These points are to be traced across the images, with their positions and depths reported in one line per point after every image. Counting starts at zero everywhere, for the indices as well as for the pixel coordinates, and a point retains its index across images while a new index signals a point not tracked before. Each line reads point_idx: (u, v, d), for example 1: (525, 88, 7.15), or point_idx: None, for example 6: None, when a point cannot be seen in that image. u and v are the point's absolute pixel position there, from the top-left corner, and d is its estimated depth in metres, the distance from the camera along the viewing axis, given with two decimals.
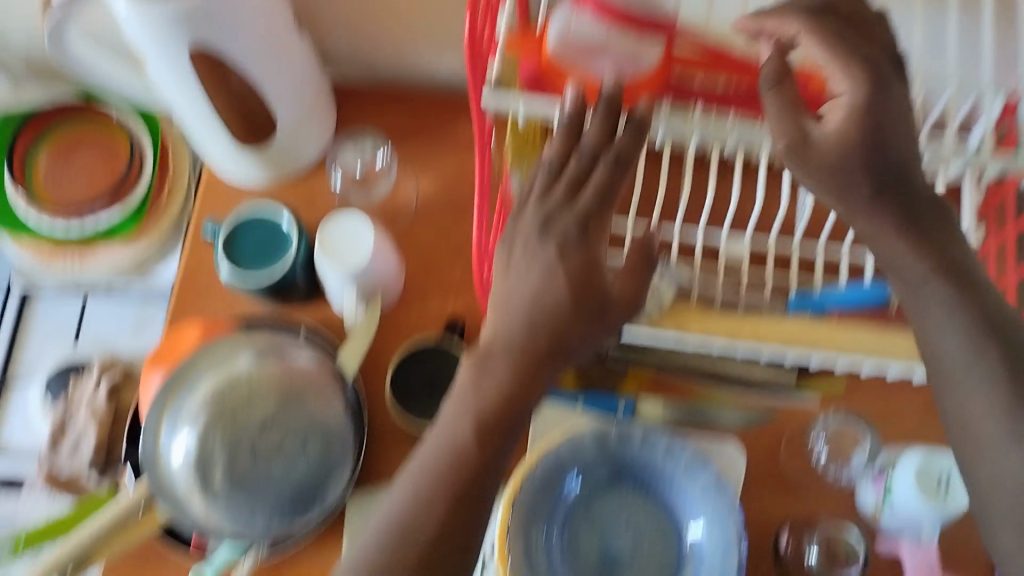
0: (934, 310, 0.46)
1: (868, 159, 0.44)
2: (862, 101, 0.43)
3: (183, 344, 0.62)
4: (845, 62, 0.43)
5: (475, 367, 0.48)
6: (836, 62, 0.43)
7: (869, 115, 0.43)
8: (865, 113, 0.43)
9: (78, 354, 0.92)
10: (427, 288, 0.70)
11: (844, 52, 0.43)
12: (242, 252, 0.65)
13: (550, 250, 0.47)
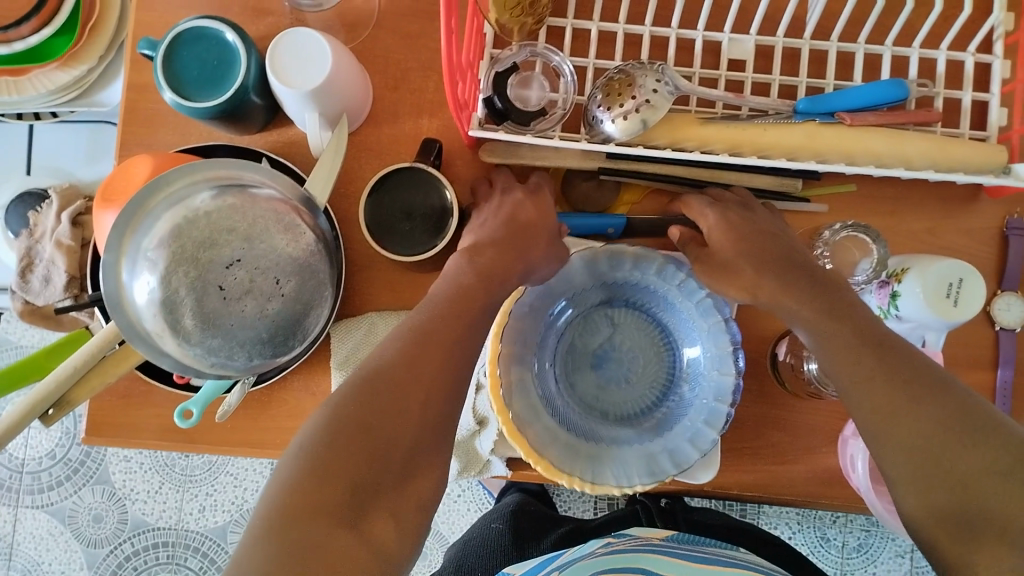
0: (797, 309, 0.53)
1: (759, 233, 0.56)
2: (722, 218, 0.56)
3: (133, 179, 0.56)
4: (708, 206, 0.57)
5: (466, 257, 0.55)
6: (701, 207, 0.57)
7: (743, 223, 0.56)
8: (733, 215, 0.56)
9: (34, 184, 0.86)
10: (398, 102, 0.64)
11: (701, 205, 0.57)
12: (185, 69, 0.58)
13: (498, 213, 0.57)
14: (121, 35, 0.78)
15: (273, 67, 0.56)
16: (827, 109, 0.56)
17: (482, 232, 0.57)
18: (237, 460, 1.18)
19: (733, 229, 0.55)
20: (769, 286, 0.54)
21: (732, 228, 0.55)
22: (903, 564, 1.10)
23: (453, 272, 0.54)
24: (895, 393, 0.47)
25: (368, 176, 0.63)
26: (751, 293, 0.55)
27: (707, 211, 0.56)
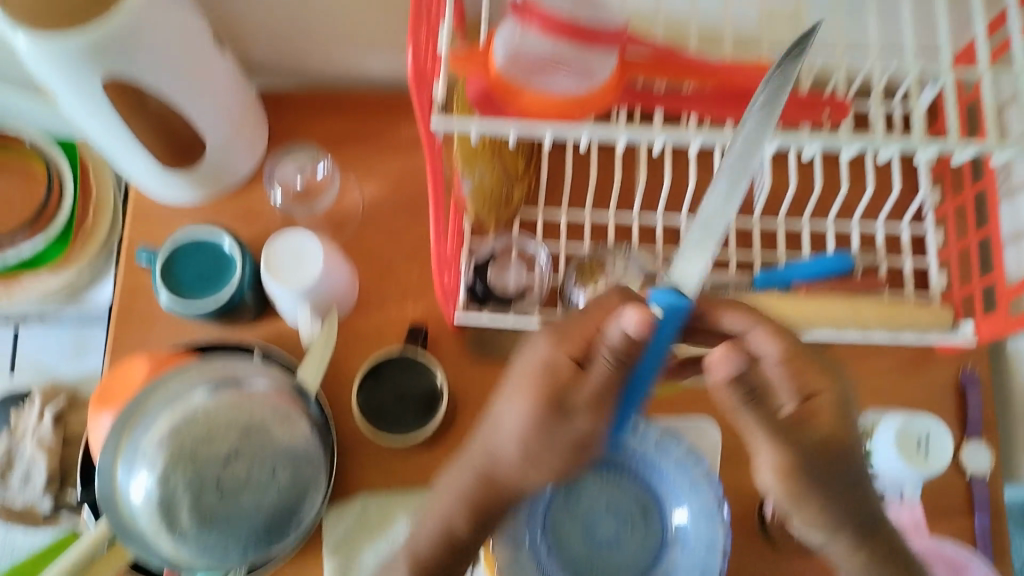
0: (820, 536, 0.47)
1: (826, 446, 0.42)
2: (797, 382, 0.41)
3: (132, 380, 0.58)
4: (779, 333, 0.41)
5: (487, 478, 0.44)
6: (791, 352, 0.41)
7: (843, 409, 0.42)
8: (832, 384, 0.42)
9: (16, 385, 0.84)
10: (384, 292, 0.67)
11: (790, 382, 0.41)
12: (182, 274, 0.62)
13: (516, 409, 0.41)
14: (114, 238, 0.81)
15: (268, 268, 0.60)
16: (785, 281, 0.60)
17: (504, 431, 0.42)
18: None
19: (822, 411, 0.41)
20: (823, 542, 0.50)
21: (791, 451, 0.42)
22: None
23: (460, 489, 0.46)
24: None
25: (356, 362, 0.65)
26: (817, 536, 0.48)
27: (792, 395, 0.41)
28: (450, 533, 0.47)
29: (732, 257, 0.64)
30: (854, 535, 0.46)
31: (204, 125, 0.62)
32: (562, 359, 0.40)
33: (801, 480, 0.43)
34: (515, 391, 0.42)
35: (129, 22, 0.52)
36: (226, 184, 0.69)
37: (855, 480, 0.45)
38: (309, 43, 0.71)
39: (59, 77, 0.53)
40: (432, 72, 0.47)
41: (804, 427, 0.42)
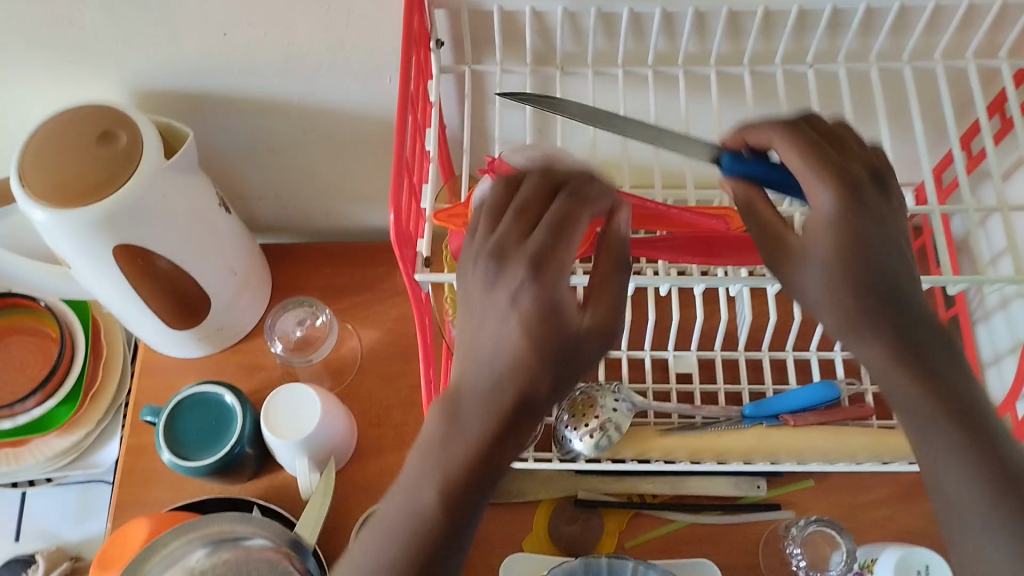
0: (915, 422, 0.40)
1: (862, 276, 0.39)
2: (841, 203, 0.39)
3: (132, 543, 0.59)
4: (824, 167, 0.39)
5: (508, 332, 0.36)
6: (814, 164, 0.39)
7: (858, 241, 0.39)
8: (857, 203, 0.39)
9: (20, 550, 0.84)
10: (381, 438, 0.69)
11: (820, 169, 0.39)
12: (184, 431, 0.64)
13: (502, 301, 0.37)
14: (121, 396, 0.84)
15: (268, 422, 0.62)
16: (771, 413, 0.62)
17: (473, 363, 0.37)
18: None
19: (844, 225, 0.39)
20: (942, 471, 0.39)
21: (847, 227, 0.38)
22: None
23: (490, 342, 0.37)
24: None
25: (355, 511, 0.66)
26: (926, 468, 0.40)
27: (827, 182, 0.39)
28: (428, 502, 0.37)
29: (721, 389, 0.66)
30: (955, 417, 0.39)
31: (211, 287, 0.65)
32: (561, 292, 0.37)
33: (880, 364, 0.40)
34: (495, 319, 0.37)
35: (146, 194, 0.55)
36: (229, 338, 0.71)
37: (945, 372, 0.40)
38: (308, 202, 0.75)
39: (75, 247, 0.55)
40: (414, 229, 0.48)
41: (842, 279, 0.39)
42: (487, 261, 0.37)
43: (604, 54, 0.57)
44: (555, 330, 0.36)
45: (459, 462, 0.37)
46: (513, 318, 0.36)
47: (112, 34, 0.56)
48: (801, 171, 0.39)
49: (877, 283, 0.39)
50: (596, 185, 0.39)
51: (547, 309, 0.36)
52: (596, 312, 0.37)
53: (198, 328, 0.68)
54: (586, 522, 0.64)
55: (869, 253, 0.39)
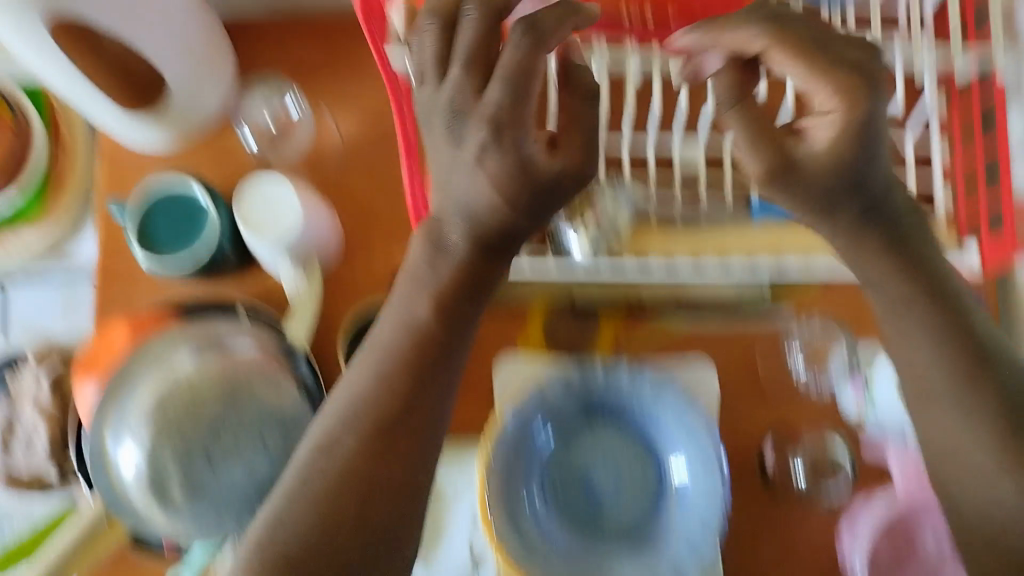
0: (878, 283, 0.46)
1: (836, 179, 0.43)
2: (851, 118, 0.41)
3: (114, 348, 0.57)
4: (821, 69, 0.41)
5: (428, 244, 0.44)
6: (816, 70, 0.41)
7: (859, 138, 0.41)
8: (823, 54, 0.42)
9: (11, 345, 0.83)
10: (369, 238, 0.65)
11: (829, 74, 0.41)
12: (155, 230, 0.61)
13: (469, 159, 0.39)
14: (90, 186, 0.78)
15: (245, 223, 0.58)
16: (782, 207, 0.58)
17: (456, 197, 0.41)
18: None
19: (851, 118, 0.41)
20: (910, 356, 0.46)
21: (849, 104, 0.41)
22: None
23: (416, 272, 0.44)
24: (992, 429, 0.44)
25: (345, 312, 0.64)
26: (914, 384, 0.47)
27: (807, 66, 0.41)
28: (417, 328, 0.44)
29: (728, 185, 0.61)
30: (932, 294, 0.45)
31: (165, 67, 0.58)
32: (535, 148, 0.39)
33: (864, 262, 0.46)
34: (469, 170, 0.39)
35: None
36: (196, 130, 0.66)
37: (910, 240, 0.45)
38: None
39: None
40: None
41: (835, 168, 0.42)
42: (461, 149, 0.39)
43: None
44: (525, 181, 0.39)
45: (446, 288, 0.44)
46: (486, 178, 0.39)
47: None
48: (805, 78, 0.42)
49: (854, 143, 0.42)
50: (550, 18, 0.39)
51: (516, 168, 0.39)
52: (575, 141, 0.40)
53: (161, 117, 0.62)
54: (583, 329, 0.63)
55: (862, 135, 0.41)
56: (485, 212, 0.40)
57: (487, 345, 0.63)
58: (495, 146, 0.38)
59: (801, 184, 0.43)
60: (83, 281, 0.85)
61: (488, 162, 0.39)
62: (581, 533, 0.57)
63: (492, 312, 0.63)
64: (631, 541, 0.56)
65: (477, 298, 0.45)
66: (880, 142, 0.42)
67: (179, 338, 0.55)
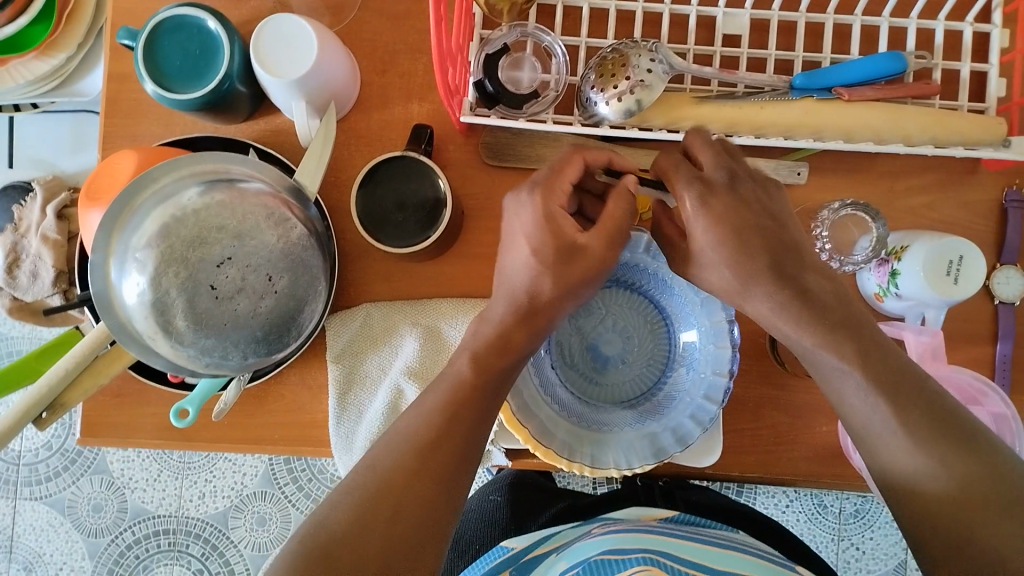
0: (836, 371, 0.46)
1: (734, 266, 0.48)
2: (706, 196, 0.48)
3: (121, 176, 0.55)
4: (690, 179, 0.49)
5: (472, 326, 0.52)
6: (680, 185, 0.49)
7: (729, 213, 0.48)
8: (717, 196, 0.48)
9: (18, 176, 0.83)
10: (386, 87, 0.62)
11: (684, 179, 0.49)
12: (166, 60, 0.57)
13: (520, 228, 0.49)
14: (100, 21, 0.74)
15: (259, 58, 0.55)
16: (826, 84, 0.55)
17: (507, 281, 0.50)
18: (218, 463, 1.11)
19: (719, 219, 0.48)
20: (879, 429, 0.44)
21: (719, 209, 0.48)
22: (889, 559, 1.02)
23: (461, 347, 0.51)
24: (967, 488, 0.41)
25: (357, 164, 0.62)
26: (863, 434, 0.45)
27: (692, 185, 0.48)
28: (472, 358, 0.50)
29: (770, 57, 0.57)
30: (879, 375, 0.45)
31: None
32: (559, 213, 0.49)
33: (790, 329, 0.47)
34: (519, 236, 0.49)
35: None
36: None
37: (852, 315, 0.47)
38: None
39: None
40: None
41: (724, 258, 0.48)
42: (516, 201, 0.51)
43: None
44: (561, 246, 0.48)
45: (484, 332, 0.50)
46: (529, 228, 0.49)
47: None
48: (674, 186, 0.49)
49: (783, 267, 0.48)
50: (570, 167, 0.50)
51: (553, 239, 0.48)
52: (595, 236, 0.48)
53: None
54: None
55: (739, 220, 0.48)
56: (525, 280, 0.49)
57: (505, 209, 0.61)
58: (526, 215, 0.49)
59: (717, 271, 0.49)
60: (90, 115, 0.83)
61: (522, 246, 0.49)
62: (580, 400, 0.57)
63: (513, 175, 0.61)
64: (630, 409, 0.56)
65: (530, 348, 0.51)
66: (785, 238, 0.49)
67: (186, 166, 0.52)
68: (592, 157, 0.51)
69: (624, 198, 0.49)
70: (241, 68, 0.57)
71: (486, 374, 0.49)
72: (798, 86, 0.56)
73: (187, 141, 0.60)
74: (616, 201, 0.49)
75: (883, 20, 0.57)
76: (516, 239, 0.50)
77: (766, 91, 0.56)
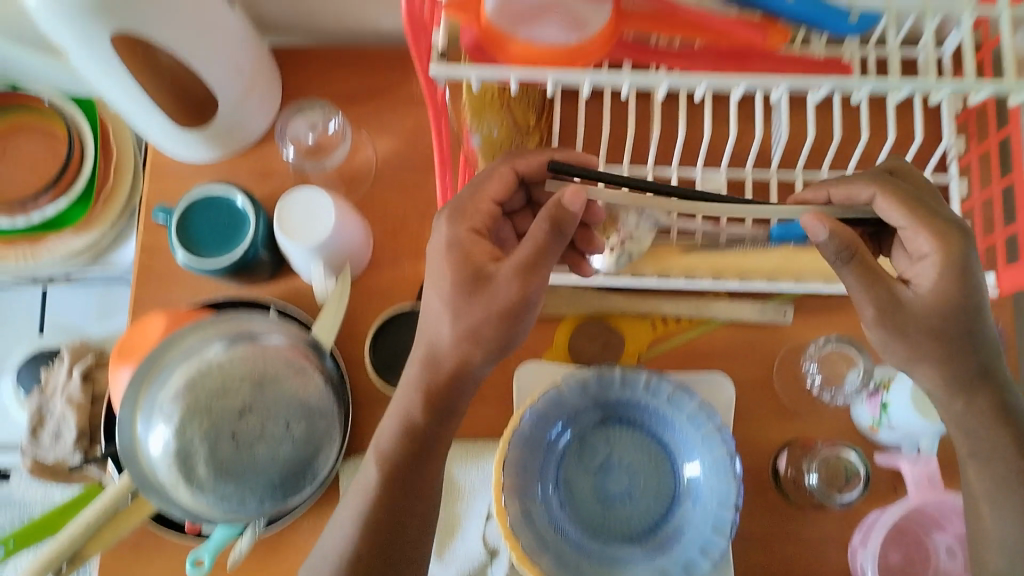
0: (989, 462, 0.51)
1: (949, 332, 0.48)
2: (946, 261, 0.47)
3: (150, 336, 0.59)
4: (927, 223, 0.47)
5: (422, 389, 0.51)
6: (920, 217, 0.47)
7: (964, 276, 0.47)
8: (958, 254, 0.47)
9: (47, 343, 0.87)
10: (397, 248, 0.67)
11: (926, 225, 0.47)
12: (198, 231, 0.63)
13: (443, 245, 0.50)
14: (135, 198, 0.79)
15: (281, 226, 0.60)
16: None
17: (435, 326, 0.50)
18: None
19: (950, 282, 0.47)
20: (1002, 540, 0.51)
21: (954, 271, 0.47)
22: None
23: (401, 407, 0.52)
24: None
25: (371, 318, 0.66)
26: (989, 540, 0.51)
27: (934, 238, 0.47)
28: (409, 423, 0.51)
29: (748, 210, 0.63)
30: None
31: (219, 87, 0.60)
32: (464, 235, 0.50)
33: (985, 432, 0.51)
34: (439, 258, 0.50)
35: None
36: (240, 144, 0.68)
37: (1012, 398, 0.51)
38: (318, 8, 0.69)
39: (62, 32, 0.49)
40: (430, 17, 0.46)
41: (948, 325, 0.48)
42: (444, 219, 0.51)
43: None
44: (471, 267, 0.49)
45: (404, 421, 0.52)
46: (442, 258, 0.50)
47: None
48: (908, 225, 0.48)
49: (982, 358, 0.49)
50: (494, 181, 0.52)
51: (469, 274, 0.49)
52: (515, 282, 0.48)
53: (208, 132, 0.64)
54: (607, 342, 0.64)
55: (961, 283, 0.48)
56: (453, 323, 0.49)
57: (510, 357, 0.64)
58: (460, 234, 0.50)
59: (917, 316, 0.48)
60: (120, 286, 0.88)
61: (446, 284, 0.50)
62: (592, 537, 0.58)
63: None
64: (641, 547, 0.57)
65: (444, 419, 0.52)
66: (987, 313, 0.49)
67: (211, 324, 0.56)
68: (524, 169, 0.52)
69: (538, 243, 0.47)
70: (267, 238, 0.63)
71: (395, 472, 0.52)
72: None
73: (212, 303, 0.64)
74: (530, 247, 0.47)
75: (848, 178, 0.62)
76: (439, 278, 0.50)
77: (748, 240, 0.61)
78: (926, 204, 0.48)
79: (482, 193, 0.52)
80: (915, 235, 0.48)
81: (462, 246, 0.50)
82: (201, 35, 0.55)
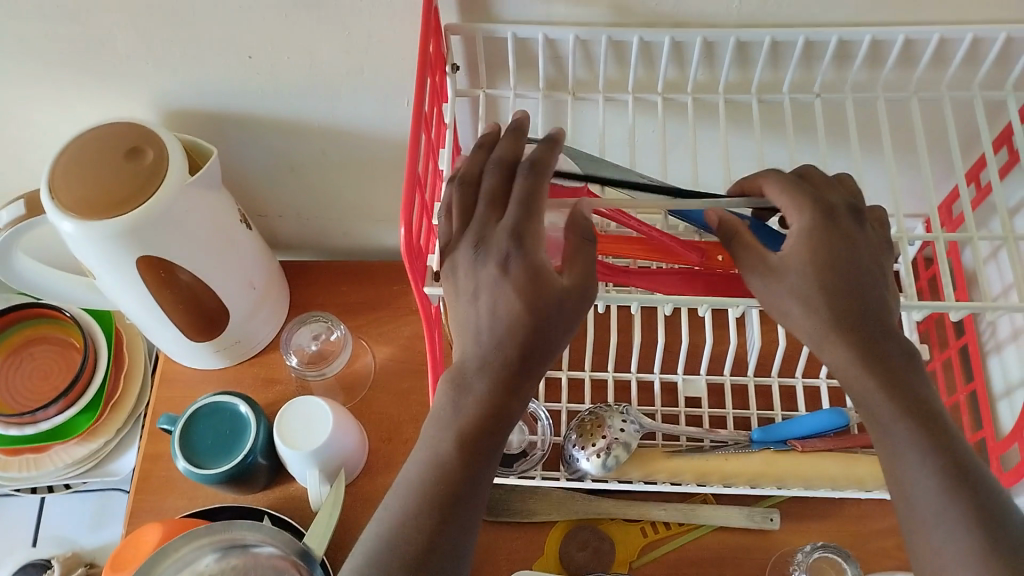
0: (907, 457, 0.41)
1: (836, 302, 0.41)
2: (815, 225, 0.41)
3: (143, 548, 0.60)
4: (806, 199, 0.42)
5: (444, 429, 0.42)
6: (797, 196, 0.42)
7: (835, 255, 0.41)
8: (832, 227, 0.42)
9: (38, 553, 0.86)
10: (391, 453, 0.69)
11: (800, 197, 0.42)
12: (199, 440, 0.65)
13: (496, 266, 0.41)
14: (140, 407, 0.81)
15: (281, 434, 0.62)
16: (780, 437, 0.61)
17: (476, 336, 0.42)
18: None
19: (815, 254, 0.41)
20: None
21: (811, 244, 0.41)
22: None
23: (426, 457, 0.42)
24: None
25: (361, 524, 0.66)
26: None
27: (801, 207, 0.42)
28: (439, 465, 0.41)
29: (730, 413, 0.65)
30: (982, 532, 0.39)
31: (230, 302, 0.64)
32: (536, 250, 0.41)
33: (920, 494, 0.41)
34: (495, 279, 0.41)
35: (167, 203, 0.53)
36: (246, 352, 0.72)
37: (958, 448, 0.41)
38: (326, 227, 0.75)
39: (92, 256, 0.54)
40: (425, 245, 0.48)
41: (821, 299, 0.41)
42: (492, 233, 0.41)
43: (613, 80, 0.53)
44: (540, 288, 0.40)
45: (451, 447, 0.41)
46: (497, 273, 0.41)
47: (131, 64, 0.55)
48: (785, 204, 0.42)
49: (878, 347, 0.42)
50: (543, 175, 0.42)
51: (531, 281, 0.40)
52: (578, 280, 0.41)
53: (218, 341, 0.68)
54: (596, 549, 0.64)
55: (834, 263, 0.41)
56: (493, 345, 0.41)
57: (499, 564, 0.64)
58: (506, 253, 0.40)
59: (775, 287, 0.42)
60: (117, 493, 0.89)
61: (509, 297, 0.40)
62: None
63: (505, 529, 0.65)
64: None
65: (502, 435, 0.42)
66: (871, 294, 0.42)
67: (205, 535, 0.57)
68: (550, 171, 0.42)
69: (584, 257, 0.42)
70: (262, 446, 0.64)
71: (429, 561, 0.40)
72: (757, 440, 0.61)
73: (206, 511, 0.65)
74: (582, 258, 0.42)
75: (822, 383, 0.65)
76: (490, 305, 0.41)
77: (730, 442, 0.62)
78: (808, 183, 0.43)
79: (535, 201, 0.41)
80: (786, 207, 0.42)
81: (525, 265, 0.40)
82: (216, 256, 0.60)
